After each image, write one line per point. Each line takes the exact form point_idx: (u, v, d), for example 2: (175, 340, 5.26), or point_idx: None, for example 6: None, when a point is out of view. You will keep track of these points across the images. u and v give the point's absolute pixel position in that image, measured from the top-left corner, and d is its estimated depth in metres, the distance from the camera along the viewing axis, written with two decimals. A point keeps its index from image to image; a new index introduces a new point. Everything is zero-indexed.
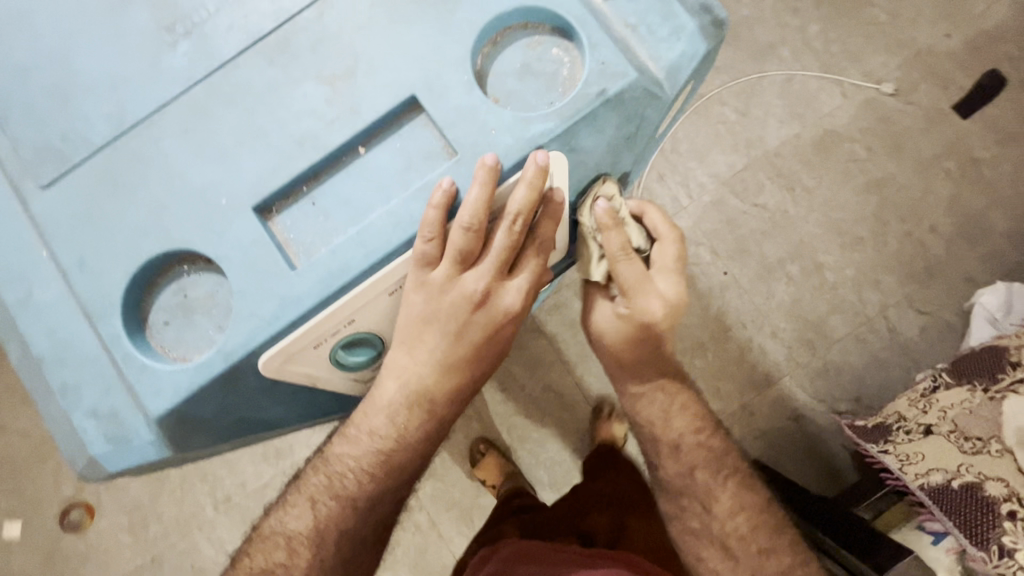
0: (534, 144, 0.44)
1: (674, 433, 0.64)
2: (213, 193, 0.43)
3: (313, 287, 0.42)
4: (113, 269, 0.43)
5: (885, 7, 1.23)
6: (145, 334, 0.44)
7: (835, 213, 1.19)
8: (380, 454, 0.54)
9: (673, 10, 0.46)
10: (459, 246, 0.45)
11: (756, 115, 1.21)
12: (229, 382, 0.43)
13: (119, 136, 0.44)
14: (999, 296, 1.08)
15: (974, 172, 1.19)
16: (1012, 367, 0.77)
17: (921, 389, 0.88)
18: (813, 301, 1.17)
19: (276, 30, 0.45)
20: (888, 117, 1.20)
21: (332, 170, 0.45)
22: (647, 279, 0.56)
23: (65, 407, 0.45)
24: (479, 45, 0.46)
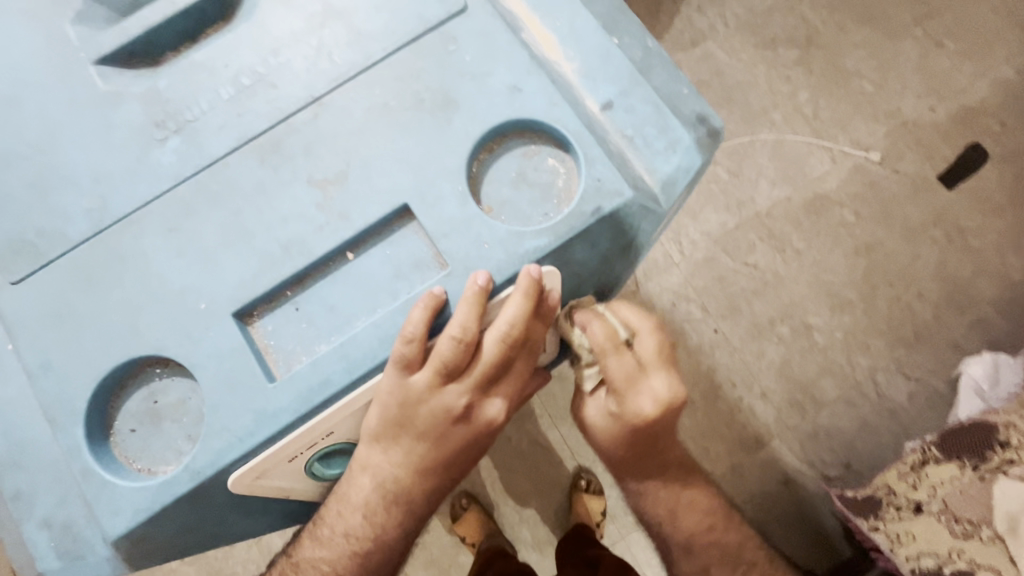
0: (527, 259, 0.41)
1: (686, 530, 0.61)
2: (190, 296, 0.41)
3: (292, 402, 0.39)
4: (81, 374, 0.41)
5: (874, 78, 1.27)
6: (109, 441, 0.42)
7: (825, 277, 1.19)
8: (354, 556, 0.49)
9: (669, 122, 0.44)
10: (444, 358, 0.40)
11: (748, 177, 1.23)
12: (197, 498, 0.40)
13: (99, 233, 0.43)
14: (984, 364, 1.09)
15: (961, 242, 1.19)
16: (1000, 446, 0.74)
17: (909, 462, 0.81)
18: (803, 362, 1.16)
19: (267, 131, 0.43)
20: (876, 183, 1.22)
21: (318, 276, 0.42)
22: (639, 377, 0.47)
23: (16, 516, 0.41)
24: (474, 152, 0.43)
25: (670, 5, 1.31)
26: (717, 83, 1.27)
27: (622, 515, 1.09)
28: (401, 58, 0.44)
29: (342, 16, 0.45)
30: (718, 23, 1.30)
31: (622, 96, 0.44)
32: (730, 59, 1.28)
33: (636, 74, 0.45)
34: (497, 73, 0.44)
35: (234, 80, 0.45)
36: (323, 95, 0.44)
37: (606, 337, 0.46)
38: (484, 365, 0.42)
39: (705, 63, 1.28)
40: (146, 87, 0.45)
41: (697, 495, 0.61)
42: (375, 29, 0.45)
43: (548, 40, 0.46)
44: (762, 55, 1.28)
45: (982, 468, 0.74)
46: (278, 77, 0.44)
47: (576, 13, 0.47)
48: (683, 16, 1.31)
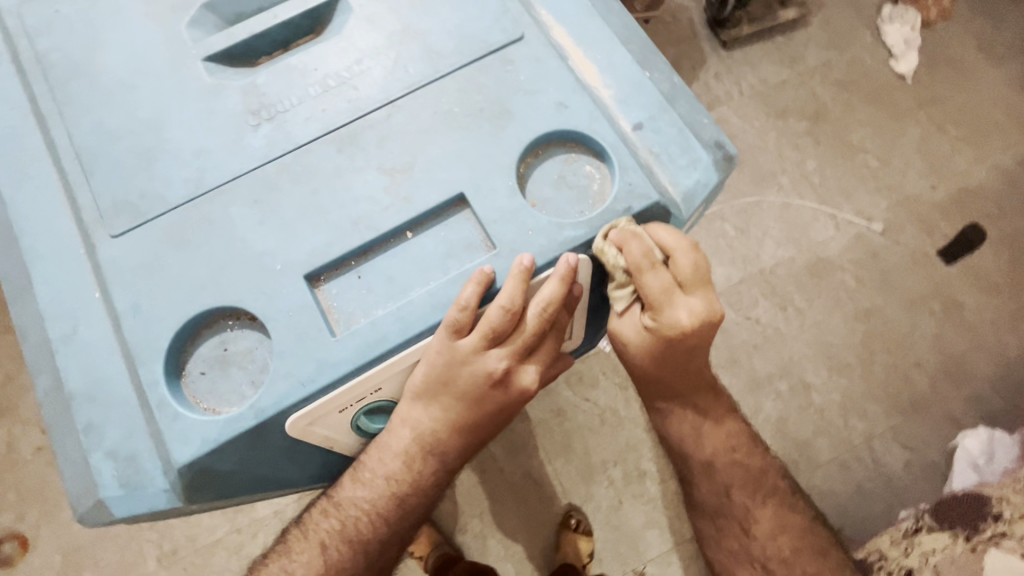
0: (565, 246, 0.47)
1: (709, 451, 0.67)
2: (268, 258, 0.47)
3: (350, 354, 0.44)
4: (167, 319, 0.46)
5: (877, 154, 1.35)
6: (181, 382, 0.46)
7: (824, 336, 1.23)
8: (392, 497, 0.53)
9: (691, 143, 0.50)
10: (492, 324, 0.45)
11: (754, 234, 1.30)
12: (255, 438, 0.45)
13: (193, 198, 0.48)
14: (979, 440, 1.13)
15: (958, 315, 1.24)
16: (991, 518, 0.79)
17: (904, 531, 0.89)
18: (799, 420, 1.19)
19: (347, 124, 0.50)
20: (877, 252, 1.28)
21: (380, 250, 0.47)
22: (676, 290, 0.49)
23: (83, 446, 0.46)
24: (523, 156, 0.49)
25: (690, 72, 1.41)
26: None
27: (610, 558, 1.09)
28: (465, 75, 0.51)
29: (419, 36, 0.53)
30: (734, 91, 1.40)
31: (650, 120, 0.51)
32: (743, 125, 1.38)
33: (664, 102, 0.52)
34: (548, 92, 0.51)
35: (322, 81, 0.51)
36: (397, 99, 0.50)
37: (641, 256, 0.46)
38: (527, 332, 0.48)
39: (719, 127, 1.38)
40: (246, 82, 0.52)
41: (718, 423, 0.67)
42: (446, 49, 0.52)
43: (589, 68, 0.53)
44: (774, 123, 1.38)
45: (974, 536, 0.77)
46: (359, 81, 0.51)
47: (614, 49, 0.53)
48: (702, 82, 1.41)
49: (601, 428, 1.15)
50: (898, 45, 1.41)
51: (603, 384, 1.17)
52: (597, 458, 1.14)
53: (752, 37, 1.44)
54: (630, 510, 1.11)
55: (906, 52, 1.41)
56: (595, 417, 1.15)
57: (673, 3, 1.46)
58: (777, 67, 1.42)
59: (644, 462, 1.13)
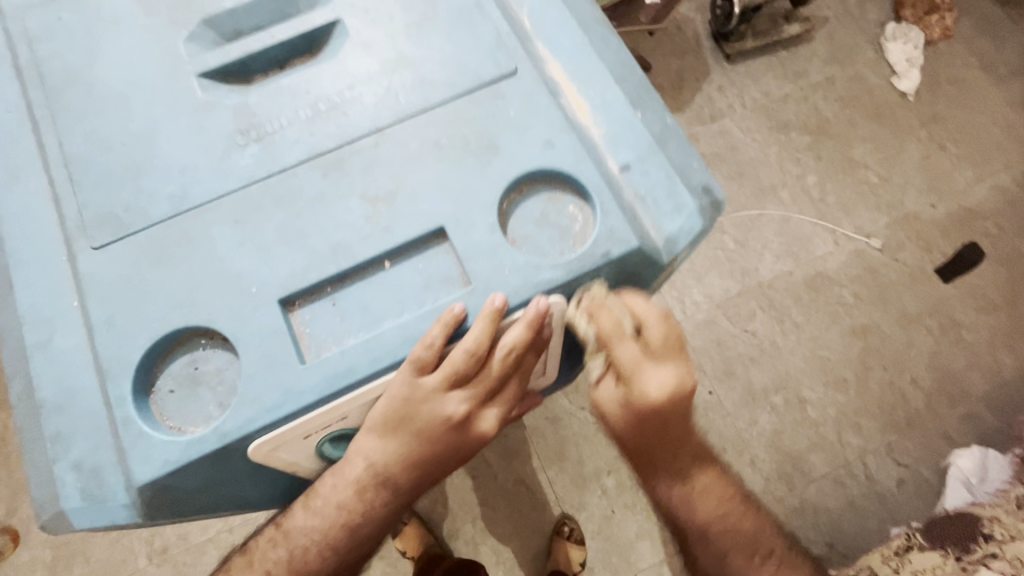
0: (539, 289, 0.47)
1: (703, 518, 0.62)
2: (244, 280, 0.47)
3: (317, 382, 0.45)
4: (139, 337, 0.47)
5: (878, 171, 1.36)
6: (149, 399, 0.47)
7: (820, 351, 1.24)
8: (343, 528, 0.53)
9: (677, 188, 0.50)
10: (456, 366, 0.47)
11: (753, 248, 1.31)
12: (219, 457, 0.46)
13: (175, 214, 0.49)
14: (970, 457, 1.12)
15: (955, 333, 1.25)
16: (982, 539, 0.78)
17: (895, 547, 0.87)
18: (793, 434, 1.19)
19: (334, 149, 0.50)
20: (875, 269, 1.29)
21: (357, 279, 0.48)
22: (650, 361, 0.52)
23: (50, 455, 0.46)
24: (507, 191, 0.50)
25: (694, 84, 1.42)
26: (731, 158, 1.37)
27: (601, 569, 1.09)
28: (455, 105, 0.52)
29: (412, 65, 0.53)
30: (737, 104, 1.41)
31: (638, 161, 0.51)
32: (745, 139, 1.38)
33: (654, 145, 0.52)
34: (535, 128, 0.51)
35: (311, 104, 0.52)
36: (386, 126, 0.51)
37: (612, 328, 0.50)
38: (490, 375, 0.49)
39: (721, 139, 1.39)
40: (237, 101, 0.52)
41: (711, 480, 0.63)
42: (437, 79, 0.53)
43: (582, 105, 0.53)
44: (776, 137, 1.38)
45: (964, 558, 0.77)
46: (350, 108, 0.52)
47: (607, 89, 0.53)
48: (705, 94, 1.42)
49: (595, 438, 1.15)
50: (901, 62, 1.42)
51: None
52: (591, 466, 1.14)
53: (756, 51, 1.45)
54: (623, 520, 1.11)
55: (909, 69, 1.42)
56: (589, 426, 1.16)
57: (678, 16, 1.48)
58: (781, 81, 1.43)
59: None
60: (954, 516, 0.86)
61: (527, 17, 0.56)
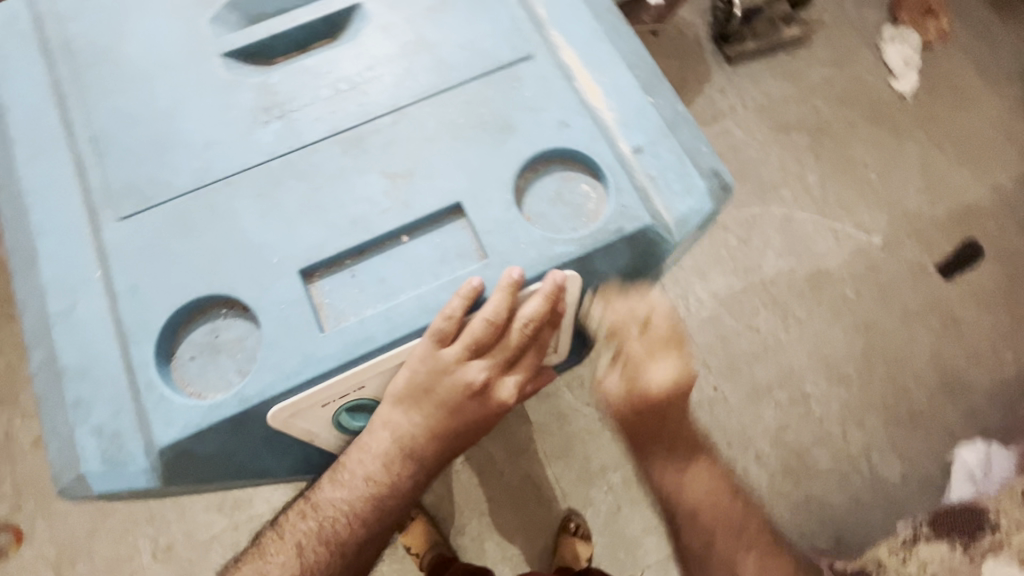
0: (555, 263, 0.45)
1: (693, 500, 0.59)
2: (265, 251, 0.45)
3: (337, 351, 0.42)
4: (161, 301, 0.44)
5: (878, 171, 1.38)
6: (170, 365, 0.44)
7: (823, 347, 1.25)
8: (371, 502, 0.47)
9: (688, 170, 0.49)
10: (476, 336, 0.43)
11: (755, 245, 1.32)
12: (238, 425, 0.42)
13: (199, 187, 0.47)
14: (978, 453, 1.15)
15: (956, 330, 1.26)
16: (989, 528, 0.80)
17: (902, 539, 0.86)
18: (798, 430, 1.20)
19: (354, 127, 0.49)
20: (876, 266, 1.31)
21: (376, 251, 0.46)
22: (655, 354, 0.54)
23: (70, 420, 0.44)
24: (523, 169, 0.48)
25: (695, 85, 1.45)
26: (733, 157, 1.39)
27: (608, 564, 1.10)
28: (475, 86, 0.50)
29: (430, 48, 0.51)
30: (737, 105, 1.44)
31: (650, 144, 0.50)
32: (747, 139, 1.41)
33: (665, 129, 0.50)
34: (551, 110, 0.49)
35: (332, 84, 0.50)
36: (405, 106, 0.49)
37: (623, 316, 0.54)
38: (510, 345, 0.45)
39: (723, 139, 1.41)
40: (260, 80, 0.50)
41: (703, 469, 0.60)
42: (457, 62, 0.51)
43: (594, 89, 0.51)
44: (776, 137, 1.41)
45: (972, 547, 0.79)
46: (370, 87, 0.50)
47: (620, 73, 0.52)
48: (706, 96, 1.44)
49: (601, 433, 1.16)
50: (898, 64, 1.45)
51: None
52: (597, 461, 1.15)
53: (756, 53, 1.48)
54: (630, 513, 1.12)
55: (906, 71, 1.45)
56: (596, 421, 1.17)
57: (679, 19, 1.50)
58: (780, 83, 1.46)
59: None
60: (959, 505, 0.89)
61: (541, 3, 0.54)
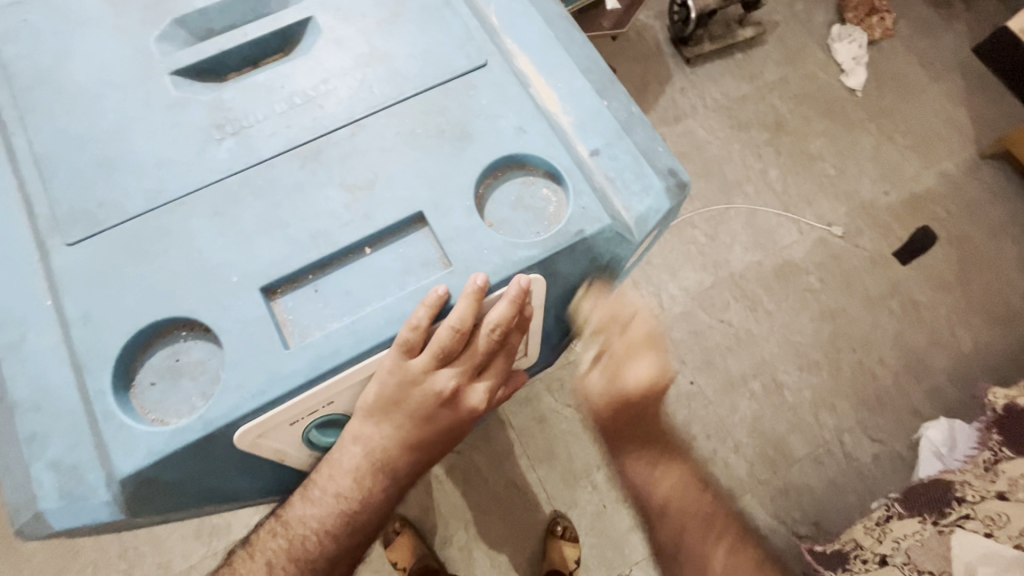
0: (519, 266, 0.45)
1: (663, 492, 0.62)
2: (223, 270, 0.44)
3: (302, 367, 0.42)
4: (117, 327, 0.43)
5: (834, 164, 1.43)
6: (129, 392, 0.43)
7: (793, 336, 1.29)
8: (343, 516, 0.46)
9: (645, 170, 0.50)
10: (443, 344, 0.43)
11: (723, 241, 1.36)
12: (204, 449, 0.42)
13: (152, 209, 0.46)
14: (943, 430, 1.17)
15: (915, 313, 1.32)
16: (956, 503, 0.83)
17: (877, 519, 0.95)
18: (774, 419, 1.23)
19: (311, 141, 0.48)
20: (838, 255, 1.35)
21: (338, 265, 0.46)
22: (634, 353, 0.57)
23: (25, 456, 0.43)
24: (483, 175, 0.48)
25: (657, 87, 1.48)
26: (697, 156, 1.43)
27: (596, 564, 1.10)
28: (431, 96, 0.50)
29: (385, 59, 0.51)
30: (699, 105, 1.47)
31: (607, 146, 0.51)
32: (709, 138, 1.45)
33: (621, 130, 0.51)
34: (508, 116, 0.50)
35: (287, 98, 0.50)
36: (361, 118, 0.49)
37: (608, 320, 0.56)
38: (478, 351, 0.45)
39: (687, 139, 1.44)
40: (212, 97, 0.50)
41: (670, 468, 0.63)
42: (413, 72, 0.51)
43: (550, 96, 0.52)
44: (737, 135, 1.45)
45: (940, 522, 0.81)
46: (326, 100, 0.50)
47: (575, 78, 0.53)
48: (668, 97, 1.48)
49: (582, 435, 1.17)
50: (848, 61, 1.51)
51: None
52: (579, 463, 1.15)
53: (713, 53, 1.52)
54: (614, 513, 1.13)
55: (856, 68, 1.51)
56: (577, 424, 1.17)
57: (638, 23, 1.54)
58: (738, 82, 1.50)
59: None
60: (927, 483, 0.92)
61: (494, 12, 0.55)
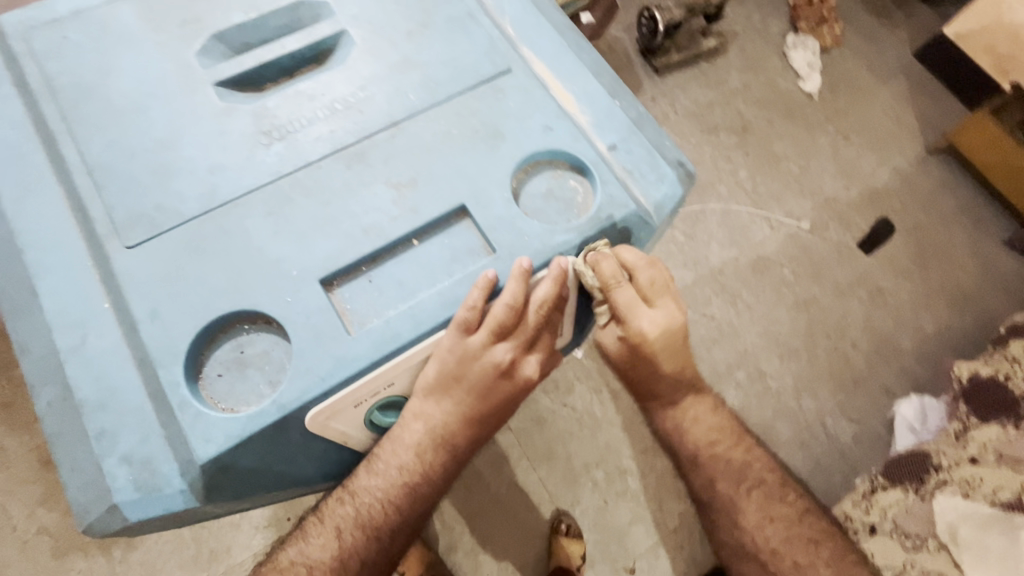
0: (558, 250, 0.49)
1: (699, 440, 0.73)
2: (283, 265, 0.47)
3: (366, 350, 0.45)
4: (185, 322, 0.45)
5: (799, 163, 1.54)
6: (198, 384, 0.45)
7: (772, 326, 1.37)
8: (407, 487, 0.50)
9: (658, 161, 0.55)
10: (500, 321, 0.47)
11: (701, 239, 1.44)
12: (275, 434, 0.44)
13: (209, 211, 0.48)
14: (915, 407, 1.26)
15: (882, 299, 1.42)
16: (934, 469, 0.86)
17: (860, 491, 0.94)
18: (759, 406, 1.30)
19: (355, 143, 0.52)
20: (808, 248, 1.45)
21: (389, 257, 0.49)
22: (640, 303, 0.56)
23: (95, 453, 0.44)
24: (516, 170, 0.53)
25: None
26: None
27: (600, 561, 1.13)
28: (463, 100, 0.54)
29: (417, 67, 0.55)
30: (669, 112, 1.56)
31: (622, 141, 0.56)
32: (682, 143, 1.53)
33: (634, 127, 0.57)
34: (534, 116, 0.54)
35: (328, 105, 0.53)
36: (400, 121, 0.53)
37: (608, 278, 0.52)
38: (529, 327, 0.49)
39: None
40: (256, 106, 0.53)
41: (705, 410, 0.74)
42: (443, 78, 0.55)
43: (568, 97, 0.57)
44: (707, 139, 1.54)
45: (922, 488, 0.85)
46: (365, 106, 0.53)
47: (589, 80, 0.58)
48: None
49: (581, 433, 1.20)
50: (803, 67, 1.62)
51: (577, 390, 1.23)
52: (583, 459, 1.19)
53: (680, 63, 1.61)
54: (618, 507, 1.16)
55: (810, 73, 1.62)
56: (573, 422, 1.21)
57: (608, 37, 1.62)
58: (705, 90, 1.60)
59: (624, 461, 1.19)
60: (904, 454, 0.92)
61: (510, 23, 0.60)
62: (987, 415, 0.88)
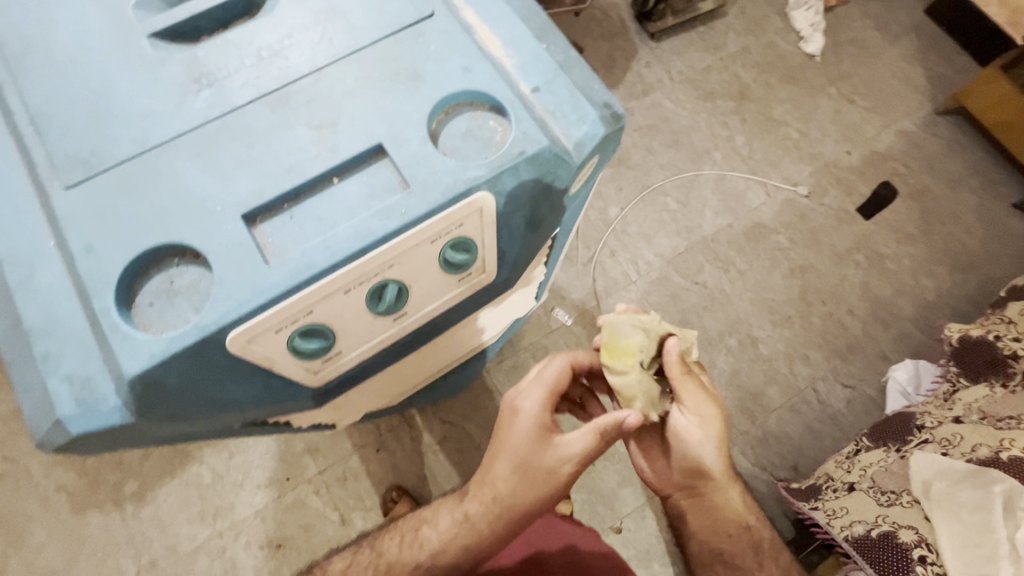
0: (469, 184, 0.51)
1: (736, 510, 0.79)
2: (207, 202, 0.50)
3: (282, 278, 0.48)
4: (115, 254, 0.49)
5: (798, 128, 1.51)
6: (131, 312, 0.49)
7: (765, 292, 1.37)
8: (484, 515, 0.67)
9: (581, 102, 0.56)
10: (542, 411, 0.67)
11: (694, 206, 1.43)
12: (199, 355, 0.48)
13: (141, 153, 0.51)
14: (908, 371, 1.25)
15: (881, 265, 1.40)
16: (916, 430, 0.99)
17: (846, 453, 1.08)
18: (750, 371, 1.31)
19: (279, 89, 0.54)
20: (805, 214, 1.43)
21: (309, 194, 0.52)
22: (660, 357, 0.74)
23: (41, 374, 0.48)
24: (435, 112, 0.55)
25: (623, 63, 1.55)
26: (665, 127, 1.50)
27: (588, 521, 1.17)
28: (385, 45, 0.56)
29: (342, 15, 0.57)
30: (665, 78, 1.54)
31: (546, 83, 0.57)
32: (677, 110, 1.51)
33: (558, 69, 0.58)
34: (454, 59, 0.56)
35: (255, 53, 0.55)
36: (323, 66, 0.55)
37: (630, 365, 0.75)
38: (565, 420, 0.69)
39: (654, 110, 1.51)
40: (187, 55, 0.55)
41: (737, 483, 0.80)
42: (367, 25, 0.57)
43: (494, 41, 0.58)
44: (704, 105, 1.52)
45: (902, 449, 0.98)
46: (290, 53, 0.55)
47: (516, 25, 0.59)
48: (635, 72, 1.54)
49: None
50: (805, 28, 1.58)
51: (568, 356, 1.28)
52: None
53: (676, 28, 1.59)
54: (604, 470, 1.19)
55: (813, 34, 1.58)
56: None
57: (603, 2, 1.60)
58: (702, 54, 1.57)
59: None
60: (892, 417, 1.06)
61: None
62: (977, 379, 1.01)
